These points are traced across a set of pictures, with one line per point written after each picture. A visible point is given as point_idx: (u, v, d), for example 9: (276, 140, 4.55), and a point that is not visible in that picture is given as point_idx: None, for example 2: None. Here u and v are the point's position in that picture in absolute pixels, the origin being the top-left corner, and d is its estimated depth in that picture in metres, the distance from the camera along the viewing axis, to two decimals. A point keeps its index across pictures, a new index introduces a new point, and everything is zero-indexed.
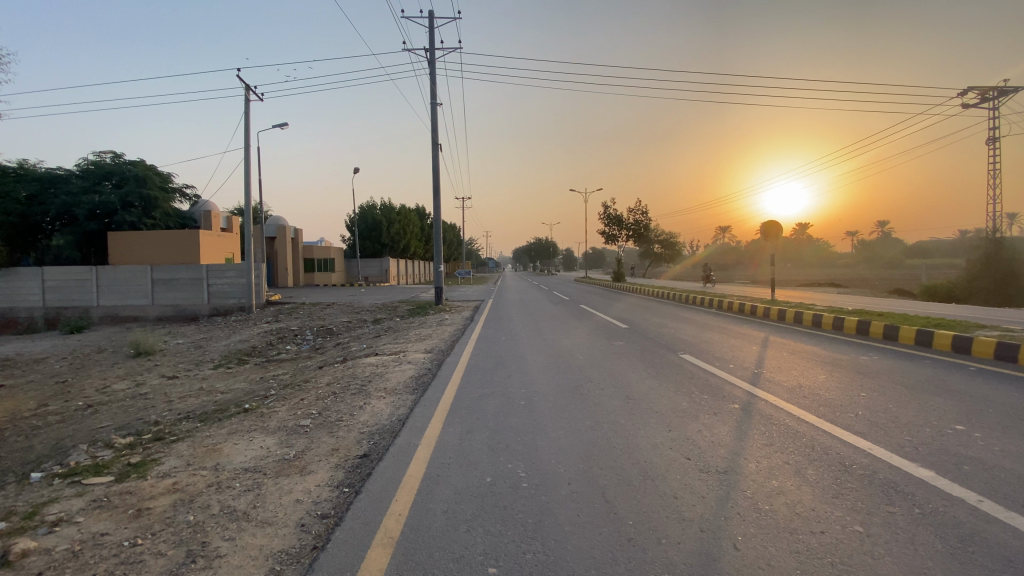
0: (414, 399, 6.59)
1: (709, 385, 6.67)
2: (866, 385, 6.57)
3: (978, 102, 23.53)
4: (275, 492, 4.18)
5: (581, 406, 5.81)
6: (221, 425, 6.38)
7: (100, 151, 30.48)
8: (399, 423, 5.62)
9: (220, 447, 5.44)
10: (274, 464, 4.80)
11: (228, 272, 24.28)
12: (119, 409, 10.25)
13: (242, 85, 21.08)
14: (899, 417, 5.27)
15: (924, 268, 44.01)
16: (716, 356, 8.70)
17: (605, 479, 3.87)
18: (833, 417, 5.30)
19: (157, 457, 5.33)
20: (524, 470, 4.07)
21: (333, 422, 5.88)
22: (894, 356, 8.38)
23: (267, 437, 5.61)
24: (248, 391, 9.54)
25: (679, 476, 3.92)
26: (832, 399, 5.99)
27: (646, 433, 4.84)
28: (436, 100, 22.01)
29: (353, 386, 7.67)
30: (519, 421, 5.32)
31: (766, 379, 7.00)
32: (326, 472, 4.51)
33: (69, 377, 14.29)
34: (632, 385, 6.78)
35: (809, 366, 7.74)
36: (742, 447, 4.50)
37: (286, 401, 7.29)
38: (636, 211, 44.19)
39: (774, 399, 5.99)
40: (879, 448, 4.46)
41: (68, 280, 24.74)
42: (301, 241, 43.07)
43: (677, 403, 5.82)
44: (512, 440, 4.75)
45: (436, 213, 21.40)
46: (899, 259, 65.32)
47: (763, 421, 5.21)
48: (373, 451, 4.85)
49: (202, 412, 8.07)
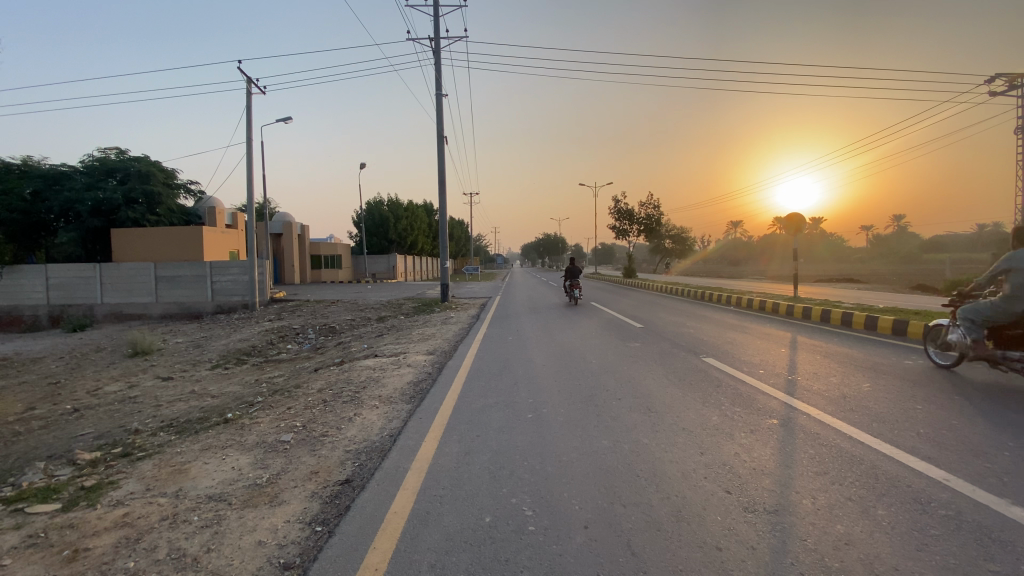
0: (409, 410, 5.93)
1: (740, 395, 5.93)
2: (919, 396, 5.81)
3: (1008, 91, 22.40)
4: (235, 530, 3.54)
5: (595, 420, 5.11)
6: (197, 438, 5.77)
7: (105, 148, 30.11)
8: (389, 439, 4.95)
9: (187, 468, 4.81)
10: (242, 491, 4.16)
11: (231, 269, 23.82)
12: (105, 414, 9.68)
13: (243, 78, 20.47)
14: (971, 438, 4.51)
15: (947, 264, 42.33)
16: (743, 360, 7.99)
17: (631, 522, 3.19)
18: (888, 436, 4.59)
19: (116, 480, 4.75)
20: (530, 508, 3.39)
21: (318, 438, 5.22)
22: (941, 360, 7.62)
23: (241, 455, 4.97)
24: (237, 395, 8.92)
25: (720, 517, 3.24)
26: (885, 413, 5.23)
27: (674, 456, 4.16)
28: (442, 91, 21.29)
29: (346, 393, 7.00)
30: (526, 439, 4.65)
31: (803, 387, 6.28)
32: (300, 503, 3.86)
33: (63, 378, 13.77)
34: (654, 394, 6.07)
35: (846, 372, 6.99)
36: (792, 477, 3.79)
37: (271, 411, 6.64)
38: (647, 204, 43.12)
39: (819, 412, 5.25)
40: (955, 479, 3.74)
41: (71, 277, 24.38)
42: (307, 239, 42.72)
43: (707, 419, 5.10)
44: (518, 464, 4.08)
45: (443, 207, 20.80)
46: (919, 254, 63.63)
47: (810, 440, 4.49)
48: (357, 476, 4.19)
49: (183, 420, 7.45)
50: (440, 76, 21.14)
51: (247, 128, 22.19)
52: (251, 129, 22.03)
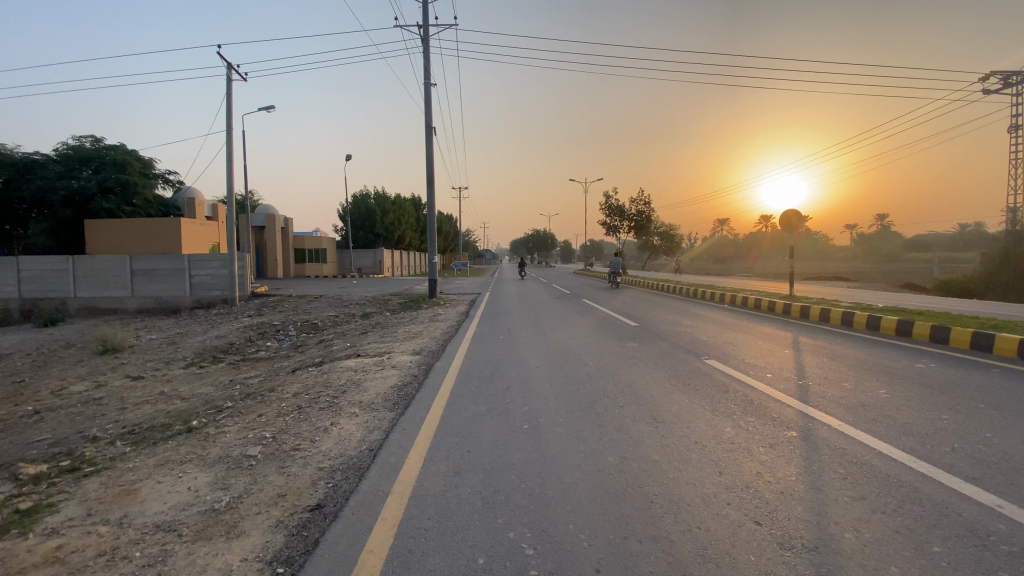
0: (393, 419, 5.38)
1: (751, 402, 5.47)
2: (941, 403, 5.43)
3: (1001, 89, 22.35)
4: (183, 571, 2.99)
5: (597, 432, 4.63)
6: (154, 451, 5.17)
7: (80, 136, 29.13)
8: (368, 456, 4.40)
9: (138, 488, 4.24)
10: (196, 519, 3.62)
11: (210, 262, 22.96)
12: (65, 417, 9.01)
13: (223, 63, 19.60)
14: (1011, 454, 4.10)
15: (937, 263, 42.29)
16: (748, 362, 7.60)
17: (649, 564, 2.70)
18: (921, 451, 4.16)
19: (56, 501, 4.19)
20: (532, 544, 2.91)
21: (289, 452, 4.67)
22: (954, 362, 7.30)
23: (201, 472, 4.41)
24: (207, 399, 8.30)
25: (755, 557, 2.76)
26: (911, 424, 4.80)
27: (689, 477, 3.69)
28: (430, 81, 20.62)
29: (323, 399, 6.45)
30: (522, 454, 4.17)
31: (816, 392, 5.89)
32: (261, 536, 3.31)
33: (26, 376, 12.99)
34: (658, 400, 5.62)
35: (858, 377, 6.57)
36: (827, 504, 3.31)
37: (240, 418, 6.05)
38: (638, 201, 42.74)
39: (840, 423, 4.79)
40: (1009, 506, 3.30)
41: (43, 269, 23.42)
42: (291, 232, 41.75)
43: (720, 430, 4.62)
44: (514, 487, 3.59)
45: (431, 200, 20.23)
46: (904, 253, 64.10)
47: (836, 456, 4.06)
48: (330, 501, 3.67)
49: (146, 427, 6.87)
50: (429, 65, 20.47)
51: (227, 116, 21.39)
52: (231, 117, 21.27)
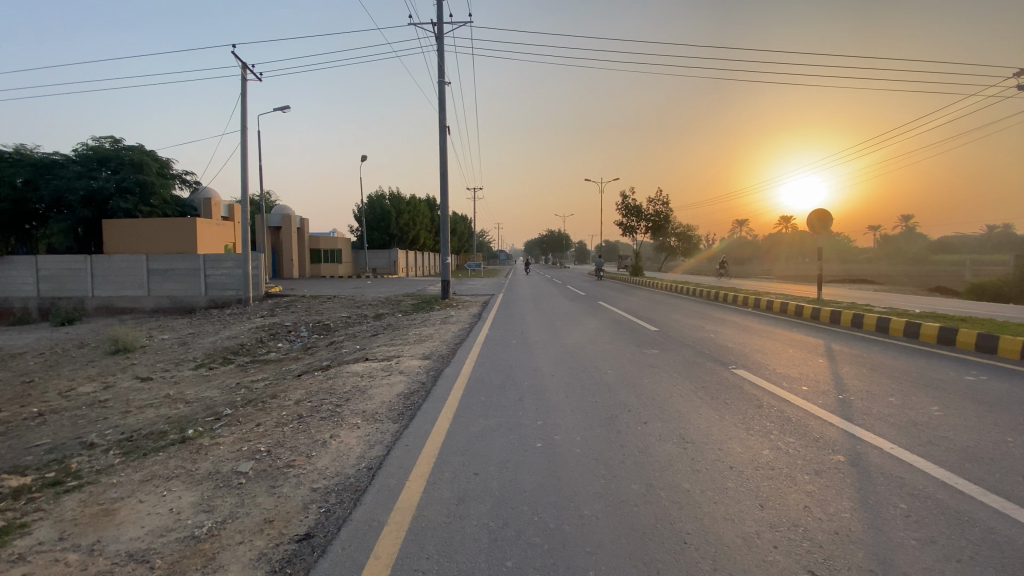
0: (397, 432, 4.99)
1: (788, 419, 4.98)
2: (1004, 423, 4.87)
3: None
4: None
5: (619, 453, 4.18)
6: (143, 463, 4.85)
7: (99, 137, 29.35)
8: (366, 475, 4.01)
9: (117, 509, 3.89)
10: (173, 547, 3.25)
11: (225, 262, 22.87)
12: (67, 421, 8.79)
13: (237, 63, 19.53)
14: None
15: (968, 266, 40.62)
16: (779, 372, 7.09)
17: None
18: (990, 483, 3.64)
19: (27, 522, 3.86)
20: None
21: (281, 470, 4.29)
22: (1006, 375, 6.71)
23: (187, 490, 4.07)
24: (209, 404, 7.99)
25: None
26: (974, 449, 4.26)
27: (726, 510, 3.24)
28: (444, 79, 20.27)
29: (325, 407, 6.08)
30: (536, 478, 3.75)
31: (859, 409, 5.36)
32: (238, 572, 2.92)
33: (36, 377, 12.87)
34: (684, 415, 5.15)
35: (902, 391, 6.02)
36: (891, 551, 2.82)
37: (237, 428, 5.72)
38: (656, 201, 42.00)
39: (891, 446, 4.28)
40: None
41: (61, 269, 23.55)
42: (307, 233, 41.76)
43: (757, 453, 4.15)
44: (527, 520, 3.16)
45: (444, 199, 19.87)
46: (930, 255, 62.24)
47: (894, 487, 3.55)
48: (320, 530, 3.28)
49: (142, 434, 6.57)
50: (443, 63, 20.13)
51: (241, 118, 21.29)
52: (245, 119, 21.17)
